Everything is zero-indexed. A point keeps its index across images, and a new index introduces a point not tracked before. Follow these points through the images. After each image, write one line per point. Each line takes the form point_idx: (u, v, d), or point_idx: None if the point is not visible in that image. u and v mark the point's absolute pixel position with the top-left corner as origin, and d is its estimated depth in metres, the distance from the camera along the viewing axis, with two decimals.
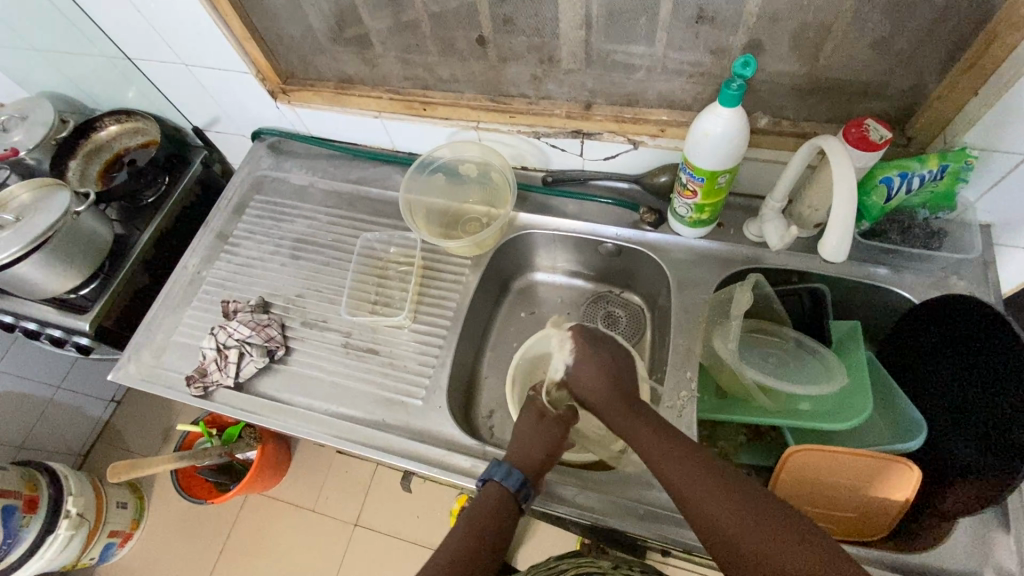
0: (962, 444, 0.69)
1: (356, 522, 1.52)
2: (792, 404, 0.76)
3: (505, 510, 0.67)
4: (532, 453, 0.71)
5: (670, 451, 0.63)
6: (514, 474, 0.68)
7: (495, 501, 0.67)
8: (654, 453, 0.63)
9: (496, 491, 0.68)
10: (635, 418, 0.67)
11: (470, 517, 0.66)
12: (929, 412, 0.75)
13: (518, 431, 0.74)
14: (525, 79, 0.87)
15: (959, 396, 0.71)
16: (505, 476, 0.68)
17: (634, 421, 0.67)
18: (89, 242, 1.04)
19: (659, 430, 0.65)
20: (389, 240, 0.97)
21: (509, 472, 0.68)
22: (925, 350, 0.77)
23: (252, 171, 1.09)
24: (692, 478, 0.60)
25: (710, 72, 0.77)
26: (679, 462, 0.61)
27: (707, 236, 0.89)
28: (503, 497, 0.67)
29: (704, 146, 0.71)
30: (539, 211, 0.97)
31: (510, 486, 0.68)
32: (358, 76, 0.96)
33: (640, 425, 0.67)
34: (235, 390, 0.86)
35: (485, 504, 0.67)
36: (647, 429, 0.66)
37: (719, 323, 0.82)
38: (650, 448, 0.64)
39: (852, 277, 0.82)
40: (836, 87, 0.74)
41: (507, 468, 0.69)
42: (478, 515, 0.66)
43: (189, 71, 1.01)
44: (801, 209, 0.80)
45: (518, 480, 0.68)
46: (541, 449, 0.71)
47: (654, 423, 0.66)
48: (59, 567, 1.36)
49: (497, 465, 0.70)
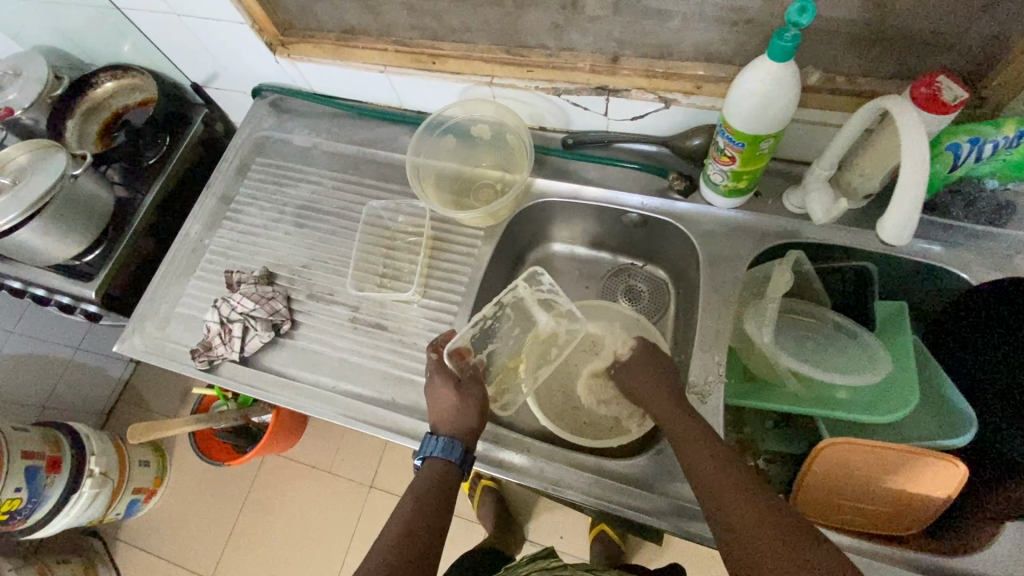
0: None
1: (371, 485, 1.54)
2: (827, 392, 0.71)
3: (449, 481, 0.68)
4: (466, 417, 0.71)
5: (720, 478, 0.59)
6: (452, 446, 0.68)
7: (439, 475, 0.67)
8: (703, 475, 0.60)
9: (438, 466, 0.68)
10: (693, 437, 0.64)
11: (420, 498, 0.65)
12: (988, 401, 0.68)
13: (445, 400, 0.72)
14: (546, 28, 0.78)
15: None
16: (444, 450, 0.68)
17: (694, 439, 0.64)
18: (89, 207, 1.00)
19: (715, 452, 0.61)
20: (397, 209, 0.91)
21: (448, 447, 0.68)
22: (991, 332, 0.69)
23: (253, 132, 1.03)
24: (714, 483, 0.59)
25: (757, 19, 0.67)
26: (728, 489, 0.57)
27: (742, 207, 0.81)
28: (447, 468, 0.68)
29: (747, 107, 0.63)
30: (557, 176, 0.89)
31: (453, 458, 0.68)
32: (362, 26, 0.88)
33: (697, 445, 0.63)
34: (241, 364, 0.84)
35: (429, 479, 0.67)
36: (703, 449, 0.62)
37: (752, 304, 0.76)
38: (700, 469, 0.61)
39: (903, 255, 0.74)
40: (903, 36, 0.64)
41: (447, 444, 0.68)
42: (427, 493, 0.66)
43: (180, 22, 0.93)
44: (849, 178, 0.72)
45: (459, 452, 0.68)
46: (470, 412, 0.71)
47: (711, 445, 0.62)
48: (87, 522, 1.40)
49: (434, 442, 0.69)
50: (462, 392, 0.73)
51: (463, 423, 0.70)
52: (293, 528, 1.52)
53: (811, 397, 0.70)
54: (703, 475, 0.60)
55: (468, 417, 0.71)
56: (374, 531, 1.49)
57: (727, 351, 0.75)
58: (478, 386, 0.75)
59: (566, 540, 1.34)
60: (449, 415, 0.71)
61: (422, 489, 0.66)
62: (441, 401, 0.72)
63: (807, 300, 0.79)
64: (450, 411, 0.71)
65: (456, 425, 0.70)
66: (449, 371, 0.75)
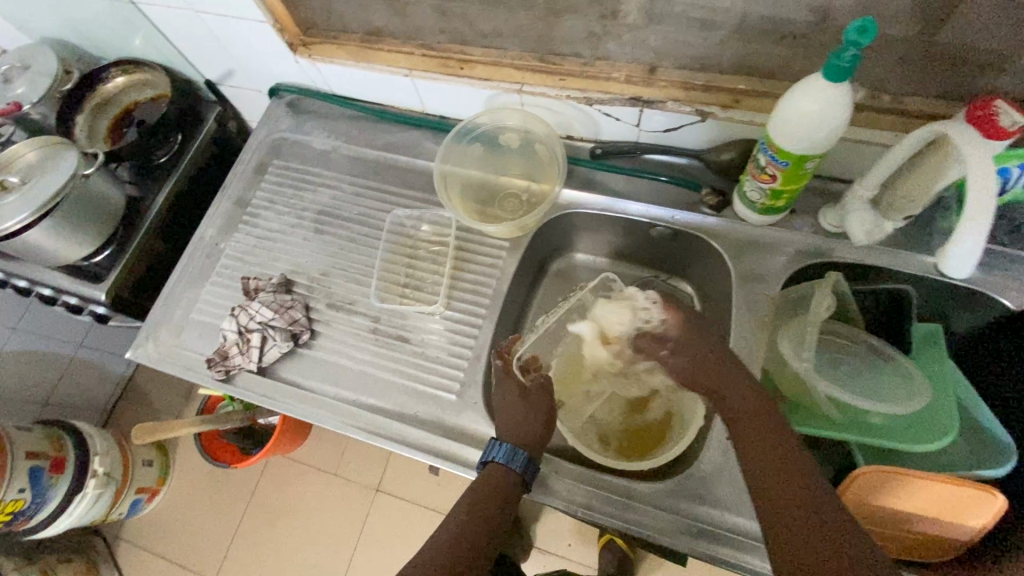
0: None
1: (378, 488, 1.52)
2: (862, 416, 0.69)
3: (510, 487, 0.66)
4: (529, 428, 0.71)
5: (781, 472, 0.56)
6: (517, 455, 0.67)
7: (499, 481, 0.66)
8: (764, 462, 0.58)
9: (497, 470, 0.67)
10: (756, 420, 0.61)
11: (475, 498, 0.65)
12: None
13: (507, 410, 0.72)
14: (581, 36, 0.76)
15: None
16: (508, 457, 0.67)
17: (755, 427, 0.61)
18: (100, 207, 0.97)
19: (782, 442, 0.59)
20: (420, 216, 0.89)
21: (509, 452, 0.67)
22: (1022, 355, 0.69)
23: (269, 133, 1.00)
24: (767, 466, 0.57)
25: (804, 34, 0.65)
26: (785, 482, 0.55)
27: (776, 225, 0.79)
28: (508, 476, 0.67)
29: (797, 126, 0.61)
30: (585, 187, 0.87)
31: (514, 465, 0.67)
32: (388, 28, 0.85)
33: (762, 432, 0.60)
34: (259, 374, 0.82)
35: (487, 483, 0.66)
36: (763, 438, 0.59)
37: (786, 324, 0.75)
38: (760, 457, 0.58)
39: (942, 279, 0.73)
40: (957, 56, 0.63)
41: (508, 449, 0.67)
42: (486, 497, 0.65)
43: (198, 19, 0.90)
44: (890, 199, 0.71)
45: (520, 459, 0.67)
46: (530, 422, 0.71)
47: (773, 433, 0.59)
48: (90, 523, 1.39)
49: (497, 446, 0.68)
50: (527, 399, 0.73)
51: (527, 432, 0.70)
52: (298, 531, 1.51)
53: (846, 422, 0.69)
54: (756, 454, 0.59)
55: (529, 427, 0.71)
56: (379, 535, 1.48)
57: (759, 371, 0.74)
58: (543, 397, 0.74)
59: (574, 549, 1.32)
60: (511, 424, 0.71)
61: (479, 491, 0.66)
62: (505, 406, 0.73)
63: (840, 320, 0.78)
64: (509, 423, 0.71)
65: (518, 435, 0.70)
66: (515, 378, 0.74)
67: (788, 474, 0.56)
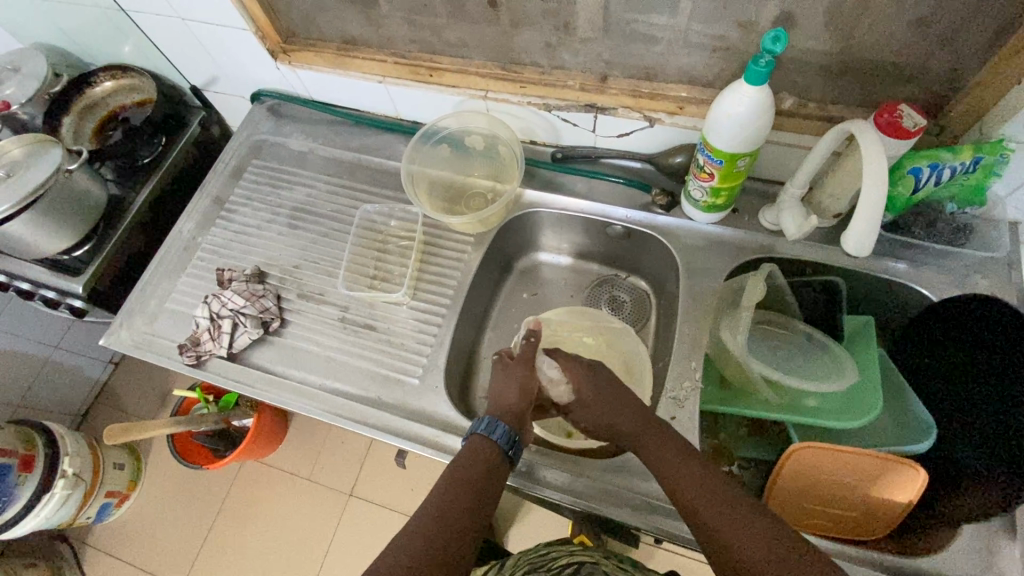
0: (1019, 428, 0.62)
1: (351, 493, 1.52)
2: (798, 399, 0.74)
3: (492, 461, 0.67)
4: (508, 400, 0.73)
5: (694, 480, 0.61)
6: (499, 426, 0.69)
7: (480, 454, 0.67)
8: (669, 470, 0.63)
9: (479, 442, 0.68)
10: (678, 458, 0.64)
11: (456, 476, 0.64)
12: (965, 400, 0.70)
13: (495, 380, 0.76)
14: (539, 47, 0.82)
15: (1000, 380, 0.66)
16: (490, 429, 0.68)
17: (657, 440, 0.66)
18: (81, 203, 1.01)
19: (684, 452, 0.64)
20: (390, 213, 0.95)
21: (492, 425, 0.69)
22: (953, 337, 0.73)
23: (249, 135, 1.05)
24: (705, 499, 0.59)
25: (735, 47, 0.73)
26: (703, 490, 0.59)
27: (720, 223, 0.85)
28: (493, 451, 0.67)
29: (725, 126, 0.67)
30: (546, 188, 0.93)
31: (495, 437, 0.68)
32: (363, 38, 0.91)
33: (687, 468, 0.62)
34: (229, 360, 0.84)
35: (468, 454, 0.67)
36: (673, 449, 0.65)
37: (729, 314, 0.80)
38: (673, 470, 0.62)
39: (869, 272, 0.79)
40: (868, 68, 0.70)
41: (492, 423, 0.69)
42: (470, 471, 0.65)
43: (185, 26, 0.96)
44: (820, 198, 0.77)
45: (501, 430, 0.69)
46: (517, 393, 0.73)
47: (680, 443, 0.65)
48: (56, 525, 1.37)
49: (481, 420, 0.70)
50: (507, 371, 0.76)
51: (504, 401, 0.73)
52: (268, 537, 1.49)
53: (783, 403, 0.74)
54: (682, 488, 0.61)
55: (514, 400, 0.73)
56: (351, 541, 1.46)
57: (704, 358, 0.79)
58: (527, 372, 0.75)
59: None
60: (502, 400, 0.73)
61: (460, 469, 0.65)
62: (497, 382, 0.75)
63: (781, 313, 0.84)
64: (495, 397, 0.74)
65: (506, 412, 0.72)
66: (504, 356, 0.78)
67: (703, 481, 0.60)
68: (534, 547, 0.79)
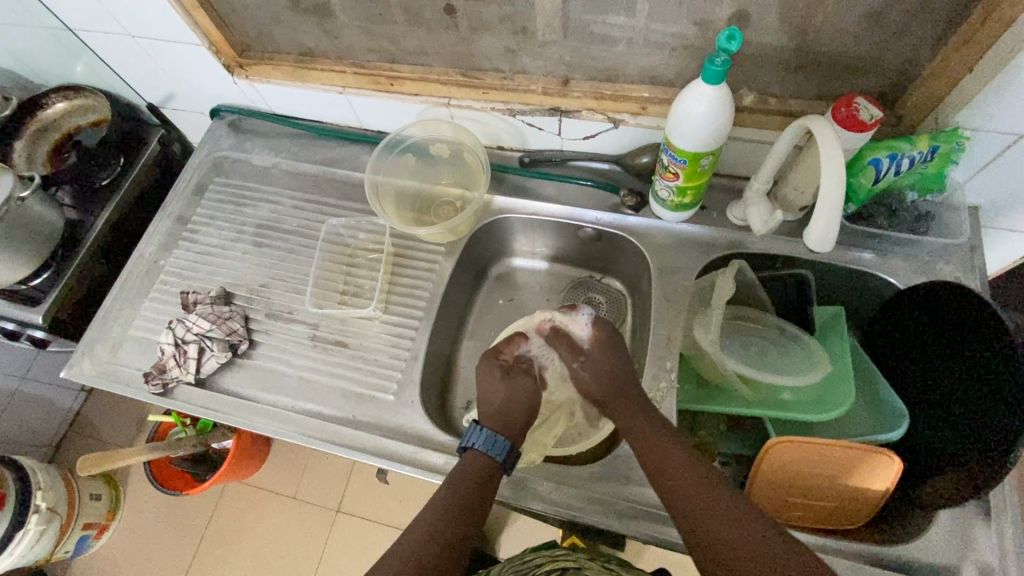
0: (1004, 412, 0.60)
1: (338, 509, 1.49)
2: (773, 394, 0.74)
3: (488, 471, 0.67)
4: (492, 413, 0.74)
5: (684, 481, 0.60)
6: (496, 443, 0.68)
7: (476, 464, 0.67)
8: (651, 449, 0.64)
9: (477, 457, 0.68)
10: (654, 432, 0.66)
11: (454, 487, 0.65)
12: (952, 381, 0.68)
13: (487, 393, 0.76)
14: (499, 52, 0.81)
15: (986, 362, 0.64)
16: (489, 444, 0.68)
17: (661, 450, 0.64)
18: (36, 230, 0.97)
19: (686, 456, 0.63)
20: (357, 226, 0.93)
21: (490, 440, 0.68)
22: (934, 318, 0.72)
23: (210, 152, 1.02)
24: (679, 483, 0.60)
25: (694, 45, 0.73)
26: (685, 475, 0.61)
27: (690, 220, 0.85)
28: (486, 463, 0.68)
29: (686, 127, 0.67)
30: (515, 193, 0.92)
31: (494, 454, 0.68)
32: (320, 49, 0.90)
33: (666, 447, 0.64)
34: (197, 386, 0.82)
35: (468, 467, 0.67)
36: (664, 444, 0.64)
37: (701, 312, 0.80)
38: (648, 445, 0.65)
39: (837, 263, 0.80)
40: (825, 61, 0.70)
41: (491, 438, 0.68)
42: (467, 485, 0.65)
43: (136, 44, 0.93)
44: (786, 192, 0.78)
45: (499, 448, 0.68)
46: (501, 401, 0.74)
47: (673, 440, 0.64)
48: (32, 563, 1.32)
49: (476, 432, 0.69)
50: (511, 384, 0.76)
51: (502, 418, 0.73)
52: (254, 560, 1.46)
53: (759, 398, 0.74)
54: (660, 465, 0.63)
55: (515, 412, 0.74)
56: (340, 557, 1.44)
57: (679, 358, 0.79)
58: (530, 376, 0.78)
59: None
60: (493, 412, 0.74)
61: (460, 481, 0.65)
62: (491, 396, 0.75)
63: (754, 308, 0.84)
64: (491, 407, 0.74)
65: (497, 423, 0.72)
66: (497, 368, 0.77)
67: (694, 480, 0.60)
68: (515, 558, 0.78)
